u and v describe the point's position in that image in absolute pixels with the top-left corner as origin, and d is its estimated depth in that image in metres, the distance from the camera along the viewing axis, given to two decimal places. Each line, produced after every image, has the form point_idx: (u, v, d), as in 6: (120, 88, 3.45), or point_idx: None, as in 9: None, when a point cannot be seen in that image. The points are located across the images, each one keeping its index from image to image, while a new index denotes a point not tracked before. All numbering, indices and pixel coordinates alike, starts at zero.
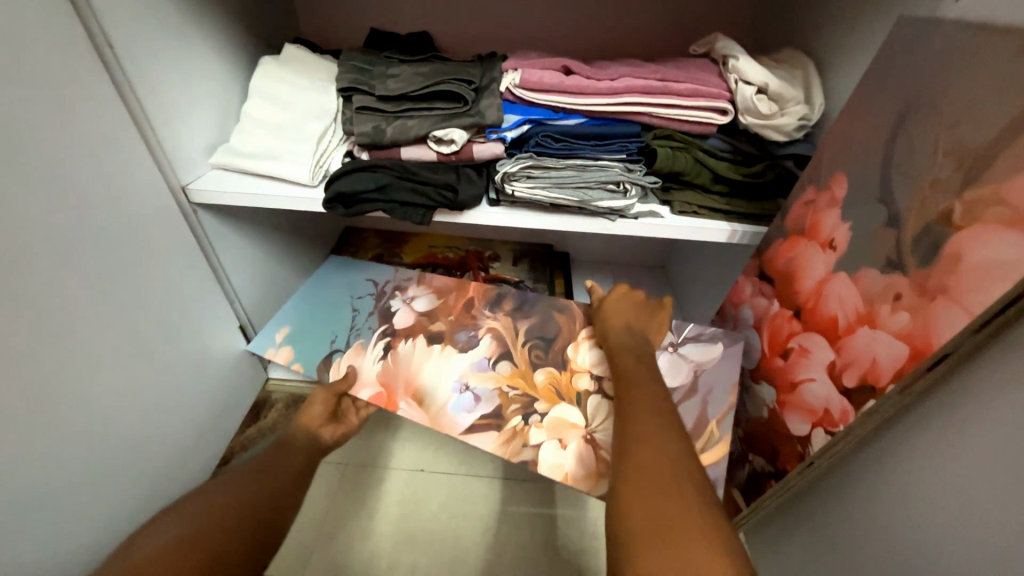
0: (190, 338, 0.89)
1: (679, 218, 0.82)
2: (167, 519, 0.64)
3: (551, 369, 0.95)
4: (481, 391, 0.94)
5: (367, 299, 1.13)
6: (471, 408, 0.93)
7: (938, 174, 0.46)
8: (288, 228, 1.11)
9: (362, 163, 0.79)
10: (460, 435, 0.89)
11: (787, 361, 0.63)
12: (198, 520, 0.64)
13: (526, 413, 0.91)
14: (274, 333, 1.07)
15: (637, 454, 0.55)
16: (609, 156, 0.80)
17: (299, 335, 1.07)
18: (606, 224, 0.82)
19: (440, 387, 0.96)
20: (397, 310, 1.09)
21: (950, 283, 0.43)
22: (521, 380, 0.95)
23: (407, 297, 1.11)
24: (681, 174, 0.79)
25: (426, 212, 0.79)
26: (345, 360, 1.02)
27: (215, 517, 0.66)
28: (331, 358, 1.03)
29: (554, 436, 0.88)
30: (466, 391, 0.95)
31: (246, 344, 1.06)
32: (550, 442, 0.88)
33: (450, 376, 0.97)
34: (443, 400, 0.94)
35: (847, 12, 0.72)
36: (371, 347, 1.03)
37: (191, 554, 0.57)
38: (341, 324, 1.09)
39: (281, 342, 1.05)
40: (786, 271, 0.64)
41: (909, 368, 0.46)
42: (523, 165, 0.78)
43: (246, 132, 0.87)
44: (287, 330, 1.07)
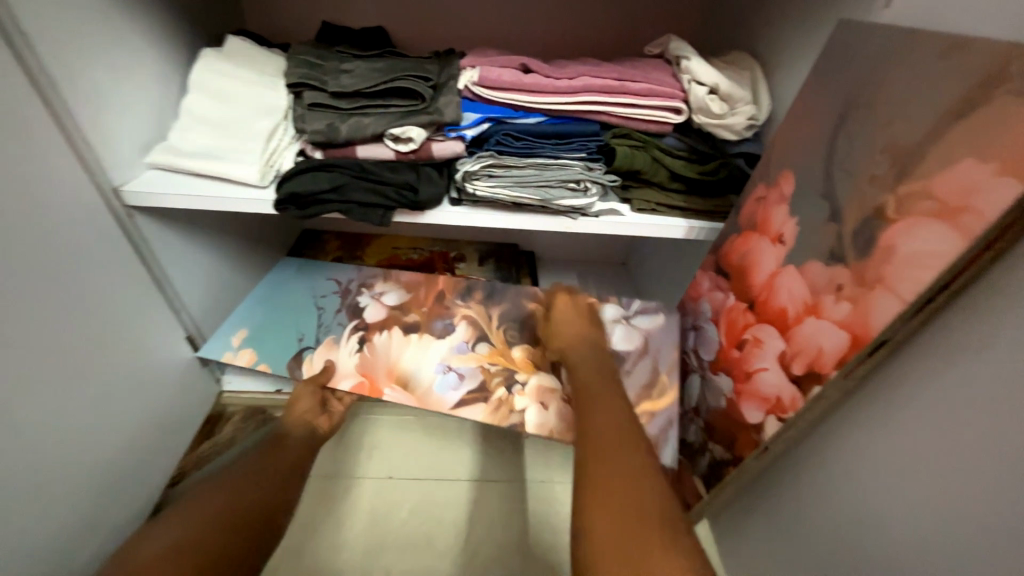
0: (133, 353, 0.83)
1: (638, 215, 0.84)
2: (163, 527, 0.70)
3: (525, 345, 1.01)
4: (464, 369, 0.99)
5: (332, 297, 1.11)
6: (457, 385, 0.97)
7: (874, 171, 0.49)
8: (240, 231, 1.05)
9: (315, 162, 0.76)
10: (450, 410, 0.93)
11: (742, 351, 0.65)
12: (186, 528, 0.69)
13: (509, 384, 0.96)
14: (230, 336, 1.03)
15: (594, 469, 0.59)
16: (569, 155, 0.81)
17: (260, 337, 1.05)
18: (569, 223, 0.83)
19: (422, 370, 0.99)
20: (366, 306, 1.09)
21: (886, 274, 0.46)
22: (501, 357, 1.00)
23: (375, 293, 1.11)
24: (639, 173, 0.81)
25: (384, 212, 0.76)
26: (319, 356, 1.03)
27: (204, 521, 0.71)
28: (303, 354, 1.03)
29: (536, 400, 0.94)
30: (450, 371, 0.99)
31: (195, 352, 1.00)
32: (533, 406, 0.94)
33: (432, 360, 1.00)
34: (427, 382, 0.98)
35: (790, 17, 0.75)
36: (345, 342, 1.04)
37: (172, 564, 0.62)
38: (306, 321, 1.09)
39: (240, 346, 1.02)
40: (740, 266, 0.67)
41: (851, 356, 0.49)
42: (484, 163, 0.77)
43: (188, 130, 0.82)
44: (245, 334, 1.05)
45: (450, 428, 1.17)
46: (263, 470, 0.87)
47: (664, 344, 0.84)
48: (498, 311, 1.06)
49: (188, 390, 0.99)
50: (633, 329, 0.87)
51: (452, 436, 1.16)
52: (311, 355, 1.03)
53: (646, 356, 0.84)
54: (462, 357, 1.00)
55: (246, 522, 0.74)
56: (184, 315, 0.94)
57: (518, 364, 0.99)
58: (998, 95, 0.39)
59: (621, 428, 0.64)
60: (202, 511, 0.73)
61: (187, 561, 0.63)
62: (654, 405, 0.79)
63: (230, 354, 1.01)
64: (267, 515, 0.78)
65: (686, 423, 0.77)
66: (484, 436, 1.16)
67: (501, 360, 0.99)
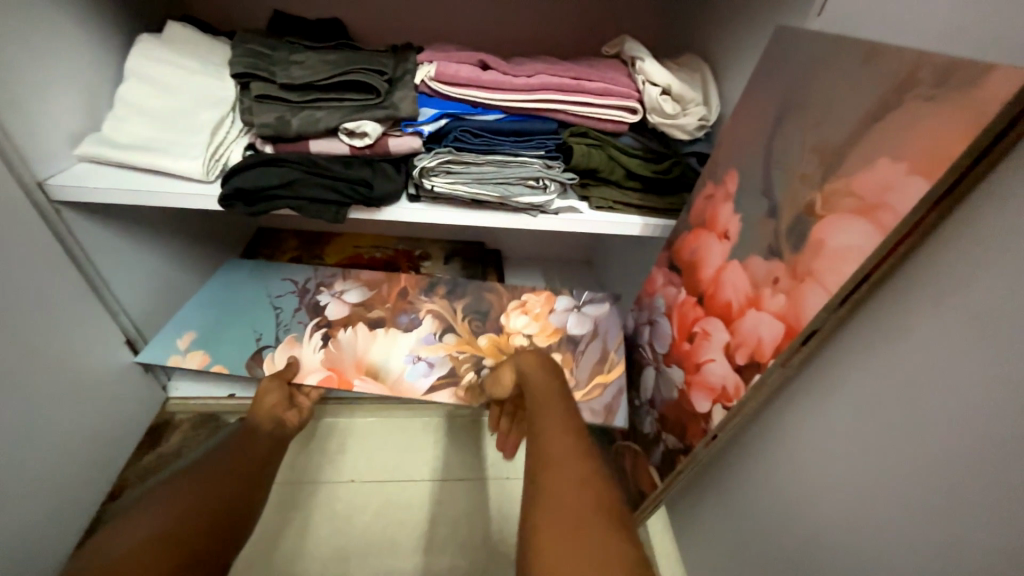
0: (63, 358, 0.77)
1: (597, 213, 0.86)
2: (139, 520, 0.67)
3: (491, 334, 1.01)
4: (433, 357, 0.99)
5: (290, 297, 1.06)
6: (428, 371, 0.97)
7: (805, 170, 0.52)
8: (184, 229, 1.00)
9: (264, 158, 0.72)
10: (422, 396, 0.94)
11: (693, 344, 0.67)
12: (166, 520, 0.67)
13: (477, 369, 0.98)
14: (176, 339, 0.96)
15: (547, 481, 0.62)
16: (528, 153, 0.81)
17: (210, 340, 0.98)
18: (528, 220, 0.84)
19: (391, 360, 0.98)
20: (327, 304, 1.05)
21: (815, 267, 0.49)
22: (468, 345, 1.00)
23: (336, 291, 1.07)
24: (596, 171, 0.83)
25: (339, 209, 0.74)
26: (281, 354, 0.99)
27: (182, 515, 0.69)
28: (263, 354, 0.99)
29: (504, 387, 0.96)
30: (420, 361, 0.99)
31: (135, 357, 0.94)
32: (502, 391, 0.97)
33: (401, 350, 0.99)
34: (397, 371, 0.97)
35: (736, 23, 0.79)
36: (309, 339, 1.01)
37: (149, 554, 0.60)
38: (263, 319, 1.03)
39: (187, 349, 0.96)
40: (690, 261, 0.69)
41: (785, 346, 0.51)
42: (442, 159, 0.76)
43: (125, 121, 0.77)
44: (192, 336, 0.98)
45: (417, 429, 1.15)
46: (237, 466, 0.84)
47: (608, 329, 0.99)
48: (463, 305, 1.05)
49: (130, 397, 0.93)
50: (584, 318, 1.01)
51: (418, 437, 1.14)
52: (272, 354, 0.99)
53: (596, 339, 0.98)
54: (430, 347, 1.00)
55: (221, 515, 0.72)
56: (122, 316, 0.89)
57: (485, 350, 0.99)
58: (908, 99, 0.42)
59: (574, 438, 0.69)
60: (171, 507, 0.70)
61: (162, 555, 0.61)
62: (605, 377, 0.94)
63: (177, 357, 0.94)
64: (240, 511, 0.76)
65: (643, 415, 0.80)
66: (451, 436, 1.15)
67: (468, 348, 0.99)
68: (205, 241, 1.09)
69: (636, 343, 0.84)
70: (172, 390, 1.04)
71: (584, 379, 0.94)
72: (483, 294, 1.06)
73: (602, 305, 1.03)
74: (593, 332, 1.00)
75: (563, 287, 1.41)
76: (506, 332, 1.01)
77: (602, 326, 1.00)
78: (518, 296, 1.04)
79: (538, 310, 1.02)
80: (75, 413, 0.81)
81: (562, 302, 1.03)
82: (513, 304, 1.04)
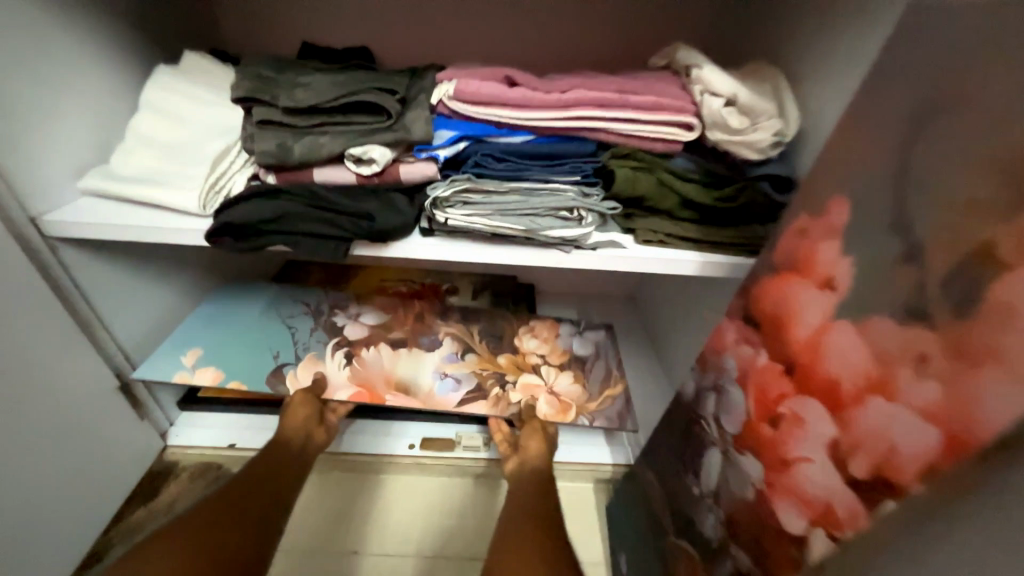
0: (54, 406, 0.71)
1: (643, 248, 0.72)
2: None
3: (508, 353, 1.03)
4: (461, 373, 0.97)
5: (304, 318, 1.03)
6: (459, 386, 0.94)
7: (973, 193, 0.33)
8: (192, 263, 0.96)
9: (261, 188, 0.64)
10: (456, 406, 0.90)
11: (778, 430, 0.48)
12: None
13: (501, 382, 0.98)
14: (182, 355, 0.90)
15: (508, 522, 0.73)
16: (561, 179, 0.69)
17: (222, 358, 0.92)
18: (559, 258, 0.70)
19: (421, 375, 0.95)
20: (344, 326, 1.02)
21: (1002, 344, 0.30)
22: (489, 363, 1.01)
23: (352, 314, 1.05)
24: (642, 200, 0.69)
25: (337, 246, 0.65)
26: (304, 373, 0.93)
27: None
28: (284, 370, 0.93)
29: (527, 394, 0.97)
30: (447, 376, 0.96)
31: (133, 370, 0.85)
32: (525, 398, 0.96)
33: (428, 366, 0.97)
34: (428, 387, 0.93)
35: (822, 17, 0.64)
36: (331, 359, 0.96)
37: None
38: (280, 339, 0.99)
39: (196, 365, 0.89)
40: (775, 316, 0.52)
41: (946, 464, 0.32)
42: (457, 188, 0.65)
43: (132, 153, 0.73)
44: (199, 353, 0.91)
45: (434, 491, 0.96)
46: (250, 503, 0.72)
47: (610, 353, 1.07)
48: (479, 328, 1.08)
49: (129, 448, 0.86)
50: (585, 341, 1.09)
51: (435, 502, 0.95)
52: (294, 370, 0.93)
53: (600, 358, 1.05)
54: (455, 365, 0.99)
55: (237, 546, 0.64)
56: (117, 355, 0.82)
57: (506, 367, 1.00)
58: None
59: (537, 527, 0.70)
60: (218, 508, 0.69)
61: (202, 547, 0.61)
62: (612, 391, 1.00)
63: (186, 375, 0.87)
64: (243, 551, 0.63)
65: (702, 512, 0.60)
66: (478, 501, 0.96)
67: (490, 366, 0.99)
68: (219, 276, 1.04)
69: (698, 414, 0.66)
70: (170, 437, 0.93)
71: (597, 393, 0.98)
72: (497, 321, 1.10)
73: (598, 333, 1.12)
74: (595, 353, 1.07)
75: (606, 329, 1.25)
76: (524, 352, 1.04)
77: (602, 348, 1.08)
78: (525, 323, 1.10)
79: (546, 335, 1.09)
80: (67, 466, 0.74)
81: (565, 328, 1.11)
82: (523, 329, 1.09)
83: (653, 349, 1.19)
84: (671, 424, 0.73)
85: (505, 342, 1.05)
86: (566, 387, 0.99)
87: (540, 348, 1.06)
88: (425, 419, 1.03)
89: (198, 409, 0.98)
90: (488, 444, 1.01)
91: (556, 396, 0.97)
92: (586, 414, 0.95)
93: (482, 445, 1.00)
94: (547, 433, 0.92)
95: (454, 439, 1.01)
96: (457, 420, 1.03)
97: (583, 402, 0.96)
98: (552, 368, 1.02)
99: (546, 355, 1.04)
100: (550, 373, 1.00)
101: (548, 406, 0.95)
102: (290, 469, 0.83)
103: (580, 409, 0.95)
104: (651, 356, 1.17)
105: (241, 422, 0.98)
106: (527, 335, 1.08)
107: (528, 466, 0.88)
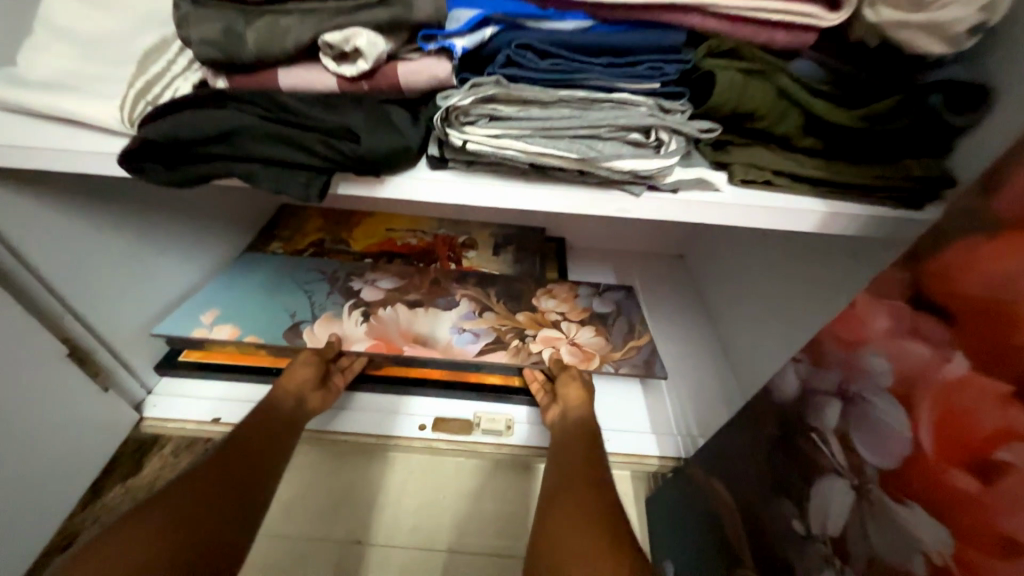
0: None
1: (742, 192, 0.50)
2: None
3: (527, 311, 0.91)
4: (480, 328, 0.87)
5: (321, 282, 0.92)
6: (477, 339, 0.85)
7: None
8: (167, 206, 0.77)
9: (205, 92, 0.45)
10: (473, 358, 0.82)
11: (993, 485, 0.31)
12: None
13: (521, 334, 0.86)
14: (199, 314, 0.83)
15: (554, 486, 0.58)
16: (631, 88, 0.48)
17: (240, 313, 0.84)
18: (624, 202, 0.50)
19: (439, 329, 0.86)
20: (360, 289, 0.91)
21: None
22: (508, 321, 0.88)
23: (369, 279, 0.93)
24: (751, 116, 0.47)
25: (311, 180, 0.46)
26: (321, 329, 0.84)
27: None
28: (301, 327, 0.84)
29: (548, 345, 0.85)
30: (466, 330, 0.86)
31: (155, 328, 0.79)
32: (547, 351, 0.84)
33: (447, 319, 0.87)
34: (446, 339, 0.84)
35: None
36: (346, 317, 0.86)
37: None
38: (297, 297, 0.89)
39: (214, 323, 0.82)
40: (990, 300, 0.32)
41: None
42: (481, 95, 0.44)
43: (37, 49, 0.53)
44: (216, 312, 0.84)
45: (449, 472, 0.84)
46: (231, 471, 0.58)
47: (634, 310, 0.93)
48: (496, 290, 0.94)
49: (99, 426, 0.72)
50: (606, 299, 0.95)
51: (450, 484, 0.83)
52: (310, 327, 0.84)
53: (623, 314, 0.93)
54: (474, 322, 0.88)
55: (212, 510, 0.52)
56: (66, 318, 0.65)
57: (525, 323, 0.89)
58: None
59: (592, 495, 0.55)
60: (191, 480, 0.54)
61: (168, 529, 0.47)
62: (637, 343, 0.88)
63: (202, 331, 0.80)
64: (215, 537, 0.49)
65: (816, 562, 0.44)
66: (502, 487, 0.83)
67: (508, 322, 0.88)
68: (201, 221, 0.87)
69: (805, 424, 0.48)
70: (147, 409, 0.80)
71: (621, 344, 0.87)
72: (512, 281, 0.97)
73: (620, 292, 0.98)
74: (617, 310, 0.94)
75: (649, 292, 1.05)
76: (543, 310, 0.91)
77: (626, 305, 0.95)
78: (545, 284, 0.97)
79: (565, 294, 0.95)
80: (14, 453, 0.60)
81: (584, 288, 0.98)
82: (543, 287, 0.96)
83: (705, 318, 0.99)
84: (757, 429, 0.55)
85: (522, 300, 0.93)
86: (588, 337, 0.88)
87: (560, 306, 0.92)
88: (437, 392, 0.86)
89: (178, 372, 0.83)
90: (512, 428, 0.84)
91: (578, 347, 0.86)
92: (610, 362, 0.84)
93: (505, 429, 0.84)
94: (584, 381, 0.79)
95: (471, 420, 0.84)
96: (476, 398, 0.86)
97: (607, 352, 0.85)
98: (573, 323, 0.90)
99: (566, 311, 0.91)
100: (571, 328, 0.89)
101: (569, 354, 0.84)
102: (291, 431, 0.70)
103: (604, 358, 0.85)
104: (705, 326, 0.98)
105: (228, 393, 0.83)
106: (543, 296, 0.95)
107: (566, 419, 0.75)
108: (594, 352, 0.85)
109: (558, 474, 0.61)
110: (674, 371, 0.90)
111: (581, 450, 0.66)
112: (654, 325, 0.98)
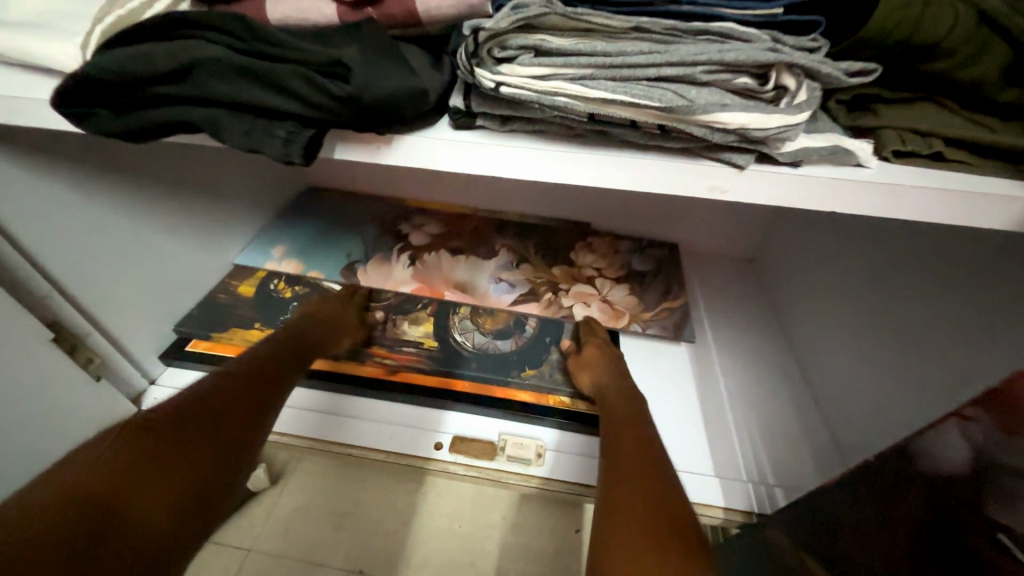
0: None
1: (894, 171, 0.35)
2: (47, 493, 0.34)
3: (563, 265, 0.87)
4: (516, 279, 0.84)
5: (358, 237, 0.91)
6: (512, 289, 0.82)
7: None
8: (183, 177, 0.71)
9: (162, 15, 0.34)
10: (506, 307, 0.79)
11: None
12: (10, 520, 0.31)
13: (557, 287, 0.83)
14: (271, 249, 0.88)
15: (616, 466, 0.44)
16: (736, 14, 0.32)
17: (302, 254, 0.88)
18: (720, 178, 0.36)
19: (480, 278, 0.83)
20: (408, 234, 0.92)
21: None
22: (546, 275, 0.85)
23: (416, 223, 0.94)
24: (933, 49, 0.31)
25: (291, 134, 0.35)
26: (373, 271, 0.85)
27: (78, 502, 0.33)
28: (356, 266, 0.86)
29: (580, 299, 0.81)
30: (502, 281, 0.83)
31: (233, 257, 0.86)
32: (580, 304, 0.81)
33: (485, 270, 0.85)
34: (483, 288, 0.82)
35: None
36: (395, 260, 0.87)
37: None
38: (347, 242, 0.90)
39: (282, 256, 0.87)
40: None
41: None
42: (524, 17, 0.31)
43: None
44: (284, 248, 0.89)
45: (465, 498, 0.73)
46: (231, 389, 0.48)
47: (674, 269, 0.89)
48: (535, 243, 0.91)
49: None
50: (647, 257, 0.92)
51: (466, 512, 0.72)
52: (364, 267, 0.86)
53: (663, 273, 0.88)
54: (512, 272, 0.85)
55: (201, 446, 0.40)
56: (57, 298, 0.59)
57: (560, 277, 0.85)
58: None
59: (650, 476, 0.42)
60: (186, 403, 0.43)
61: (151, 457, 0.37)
62: (671, 304, 0.84)
63: (272, 264, 0.86)
64: (225, 465, 0.41)
65: None
66: (529, 521, 0.71)
67: (543, 276, 0.85)
68: (221, 196, 0.80)
69: (986, 520, 0.32)
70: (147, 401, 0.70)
71: (653, 303, 0.84)
72: (554, 239, 0.92)
73: (660, 251, 0.93)
74: (656, 271, 0.89)
75: (711, 293, 0.90)
76: (579, 265, 0.88)
77: (664, 265, 0.90)
78: (583, 237, 0.93)
79: (604, 250, 0.91)
80: None
81: (623, 244, 0.94)
82: (580, 245, 0.92)
83: (777, 333, 0.83)
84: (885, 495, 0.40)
85: (559, 253, 0.90)
86: (620, 295, 0.84)
87: (595, 261, 0.89)
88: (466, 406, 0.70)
89: (183, 363, 0.73)
90: (543, 457, 0.65)
91: (609, 304, 0.82)
92: (638, 322, 0.81)
93: (534, 458, 0.65)
94: (601, 355, 0.69)
95: (495, 444, 0.66)
96: (502, 415, 0.69)
97: (637, 312, 0.82)
98: (607, 280, 0.86)
99: (602, 268, 0.87)
100: (603, 284, 0.85)
101: (598, 310, 0.80)
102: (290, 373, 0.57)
103: (634, 318, 0.82)
104: (781, 339, 0.82)
105: None
106: (582, 249, 0.91)
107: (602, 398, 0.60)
108: (625, 308, 0.82)
109: (613, 452, 0.46)
110: (740, 394, 0.75)
111: (634, 430, 0.50)
112: (717, 336, 0.83)
